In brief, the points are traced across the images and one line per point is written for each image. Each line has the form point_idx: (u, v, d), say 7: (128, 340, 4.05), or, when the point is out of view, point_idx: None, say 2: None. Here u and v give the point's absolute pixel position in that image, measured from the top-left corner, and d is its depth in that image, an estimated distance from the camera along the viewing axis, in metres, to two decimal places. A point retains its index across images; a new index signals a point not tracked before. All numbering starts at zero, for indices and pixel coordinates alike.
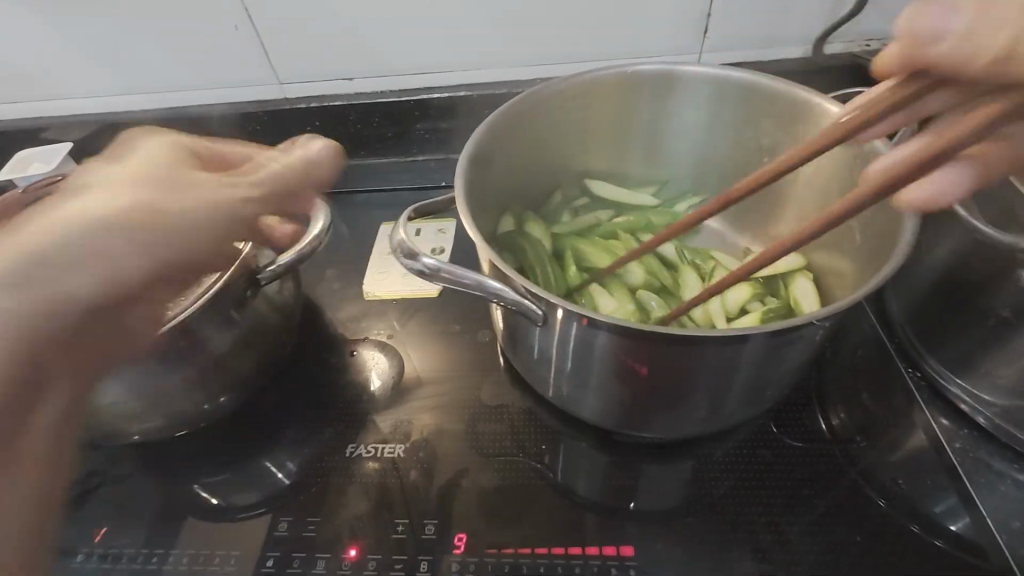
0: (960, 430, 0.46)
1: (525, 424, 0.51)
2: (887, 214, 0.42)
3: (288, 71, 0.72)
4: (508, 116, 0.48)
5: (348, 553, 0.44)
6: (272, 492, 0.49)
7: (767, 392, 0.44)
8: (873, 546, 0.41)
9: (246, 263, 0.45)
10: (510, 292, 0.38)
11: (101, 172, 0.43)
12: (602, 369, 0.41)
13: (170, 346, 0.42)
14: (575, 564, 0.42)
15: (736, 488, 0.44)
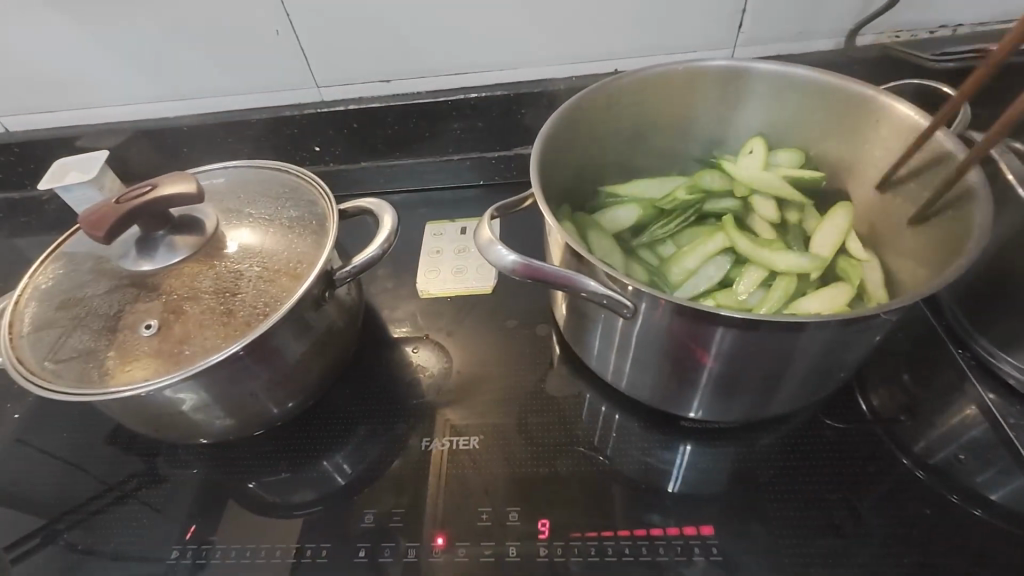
0: (1015, 406, 0.48)
1: (592, 414, 0.52)
2: (952, 201, 0.44)
3: (328, 74, 0.73)
4: (570, 115, 0.49)
5: (435, 541, 0.45)
6: (321, 491, 0.50)
7: (838, 375, 0.45)
8: (944, 518, 0.43)
9: (327, 266, 0.45)
10: (599, 286, 0.40)
11: (189, 179, 0.43)
12: (685, 357, 0.43)
13: (262, 345, 0.43)
14: (659, 545, 0.43)
15: (812, 469, 0.46)
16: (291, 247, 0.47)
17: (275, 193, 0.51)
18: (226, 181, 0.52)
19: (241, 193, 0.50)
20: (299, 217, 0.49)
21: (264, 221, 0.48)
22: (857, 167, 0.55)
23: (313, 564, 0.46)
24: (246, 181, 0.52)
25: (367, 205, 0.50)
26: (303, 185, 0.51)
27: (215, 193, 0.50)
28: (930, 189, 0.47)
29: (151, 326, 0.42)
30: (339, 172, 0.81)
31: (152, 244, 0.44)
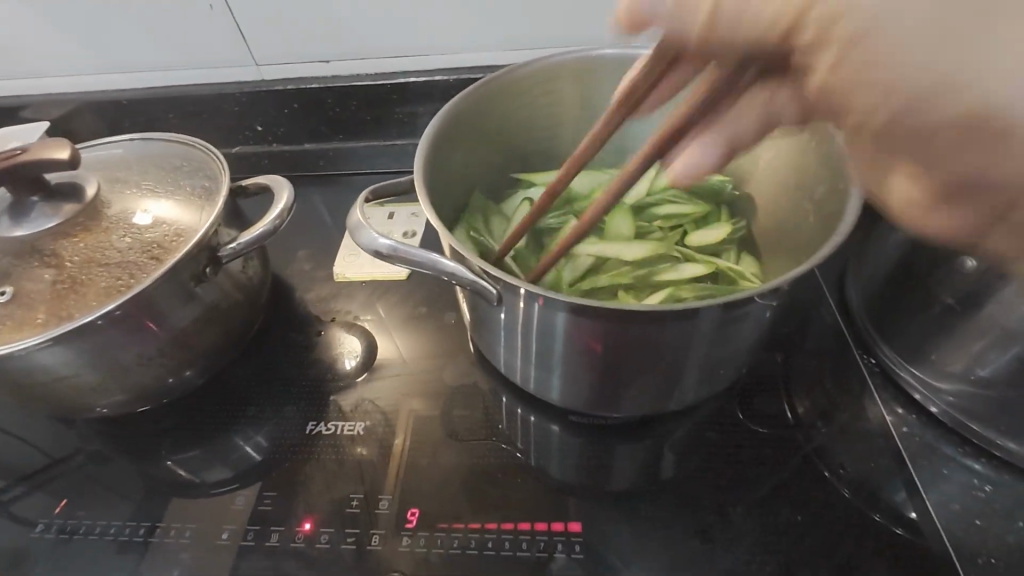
0: (911, 416, 0.47)
1: (486, 404, 0.52)
2: (836, 194, 0.43)
3: (265, 52, 0.72)
4: (469, 103, 0.49)
5: (302, 526, 0.45)
6: (236, 470, 0.49)
7: (723, 370, 0.44)
8: (813, 525, 0.41)
9: (208, 240, 0.45)
10: (465, 271, 0.39)
11: (63, 146, 0.42)
12: (556, 348, 0.42)
13: (127, 321, 0.42)
14: (522, 539, 0.42)
15: (690, 473, 0.45)
16: (178, 223, 0.46)
17: (174, 167, 0.50)
18: (125, 152, 0.51)
19: (137, 166, 0.50)
20: (196, 192, 0.48)
21: (153, 193, 0.48)
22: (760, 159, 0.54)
23: (180, 542, 0.45)
24: (145, 154, 0.51)
25: (264, 182, 0.50)
26: (204, 159, 0.50)
27: (111, 163, 0.50)
28: (820, 181, 0.46)
29: (8, 292, 0.41)
30: (282, 153, 0.81)
31: (24, 209, 0.43)
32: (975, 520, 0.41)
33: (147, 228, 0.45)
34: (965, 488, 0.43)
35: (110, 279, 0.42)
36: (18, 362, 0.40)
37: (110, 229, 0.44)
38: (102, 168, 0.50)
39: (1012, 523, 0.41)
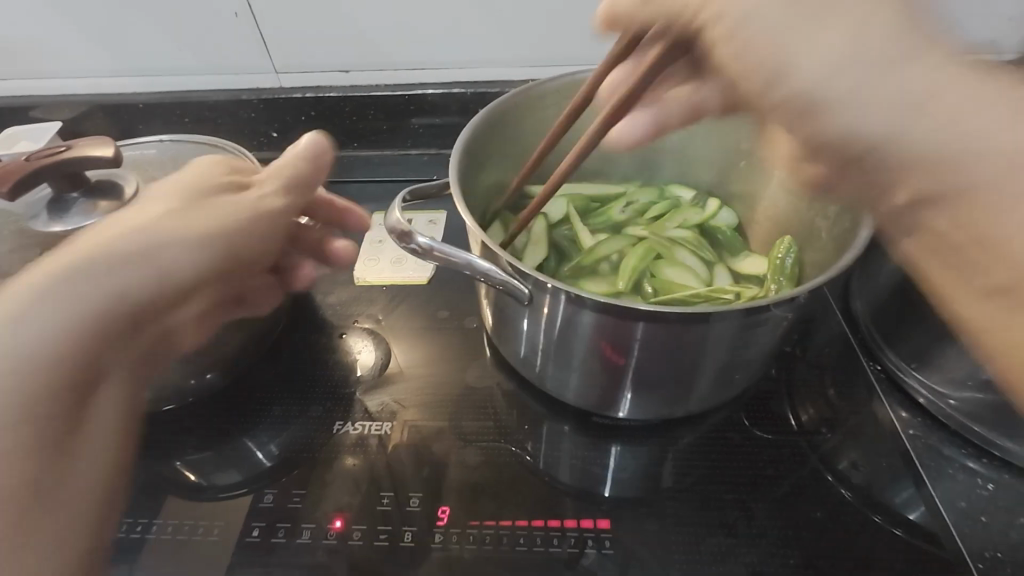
0: (916, 419, 0.49)
1: (509, 406, 0.53)
2: (850, 208, 0.46)
3: (286, 60, 0.73)
4: (498, 113, 0.53)
5: (332, 524, 0.45)
6: (247, 475, 0.49)
7: (738, 375, 0.46)
8: (832, 522, 0.44)
9: (244, 240, 0.45)
10: (499, 273, 0.41)
11: (107, 143, 0.43)
12: (586, 349, 0.44)
13: (162, 319, 0.42)
14: (553, 535, 0.44)
15: (709, 475, 0.47)
16: None
17: (205, 168, 0.51)
18: (158, 152, 0.52)
19: (170, 165, 0.51)
20: (226, 193, 0.49)
21: None
22: (771, 173, 0.58)
23: (207, 540, 0.45)
24: (177, 154, 0.52)
25: (297, 184, 0.50)
26: (236, 161, 0.51)
27: (145, 163, 0.51)
28: (833, 198, 0.49)
29: None
30: None
31: (65, 205, 0.44)
32: (980, 516, 0.44)
33: None
34: (969, 487, 0.45)
35: None
36: None
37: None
38: (135, 167, 0.50)
39: (1014, 519, 0.43)
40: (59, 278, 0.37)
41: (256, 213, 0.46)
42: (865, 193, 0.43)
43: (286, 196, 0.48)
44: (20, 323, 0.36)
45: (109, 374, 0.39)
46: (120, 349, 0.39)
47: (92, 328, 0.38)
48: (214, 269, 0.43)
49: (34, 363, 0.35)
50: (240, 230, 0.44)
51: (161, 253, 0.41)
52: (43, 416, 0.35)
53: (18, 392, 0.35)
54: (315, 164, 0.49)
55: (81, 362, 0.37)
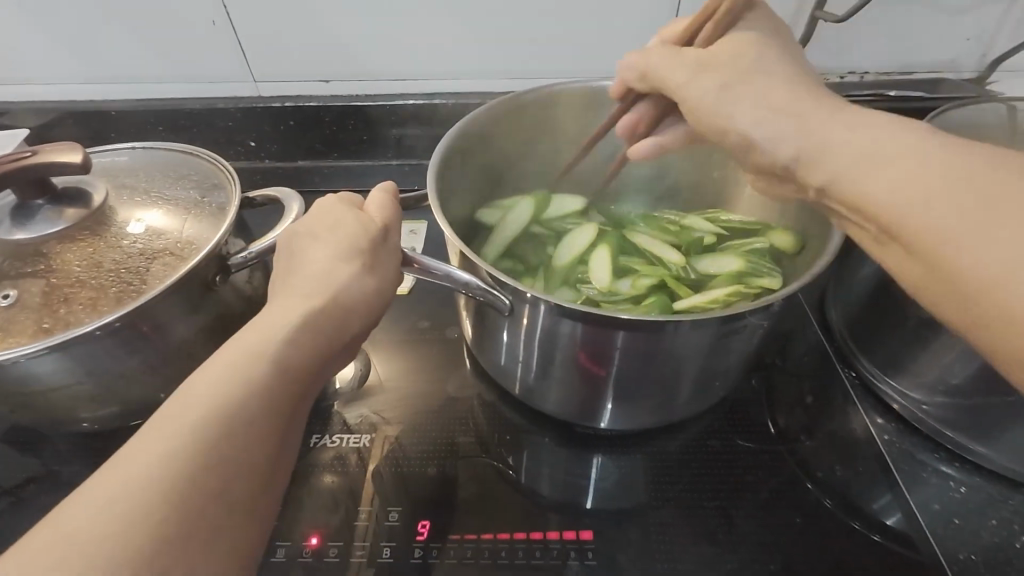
0: (890, 424, 0.50)
1: (491, 417, 0.52)
2: (820, 219, 0.47)
3: (264, 70, 0.72)
4: (476, 124, 0.53)
5: (308, 541, 0.44)
6: None
7: (717, 383, 0.47)
8: (813, 528, 0.44)
9: (219, 249, 0.44)
10: (478, 284, 0.40)
11: (75, 150, 0.42)
12: (566, 358, 0.44)
13: (130, 330, 0.40)
14: (536, 548, 0.43)
15: (691, 483, 0.47)
16: (183, 232, 0.45)
17: (179, 176, 0.50)
18: (130, 160, 0.51)
19: (142, 172, 0.50)
20: (200, 201, 0.48)
21: (162, 200, 0.47)
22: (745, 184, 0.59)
23: None
24: (150, 161, 0.51)
25: (274, 193, 0.49)
26: (211, 170, 0.50)
27: (115, 170, 0.50)
28: (804, 209, 0.51)
29: (11, 297, 0.40)
30: (275, 169, 0.81)
31: (30, 213, 0.42)
32: (953, 519, 0.45)
33: (150, 236, 0.45)
34: (943, 491, 0.46)
35: (117, 285, 0.41)
36: (11, 369, 0.38)
37: (119, 235, 0.44)
38: (106, 175, 0.49)
39: (986, 521, 0.44)
40: (220, 361, 0.31)
41: (313, 281, 0.37)
42: (834, 204, 0.45)
43: (369, 273, 0.39)
44: (175, 421, 0.28)
45: (280, 467, 0.31)
46: (264, 453, 0.30)
47: (239, 424, 0.29)
48: (340, 344, 0.36)
49: (165, 467, 0.27)
50: (374, 305, 0.39)
51: (307, 329, 0.34)
52: (192, 527, 0.27)
53: (147, 503, 0.26)
54: (357, 218, 0.41)
55: (235, 482, 0.28)
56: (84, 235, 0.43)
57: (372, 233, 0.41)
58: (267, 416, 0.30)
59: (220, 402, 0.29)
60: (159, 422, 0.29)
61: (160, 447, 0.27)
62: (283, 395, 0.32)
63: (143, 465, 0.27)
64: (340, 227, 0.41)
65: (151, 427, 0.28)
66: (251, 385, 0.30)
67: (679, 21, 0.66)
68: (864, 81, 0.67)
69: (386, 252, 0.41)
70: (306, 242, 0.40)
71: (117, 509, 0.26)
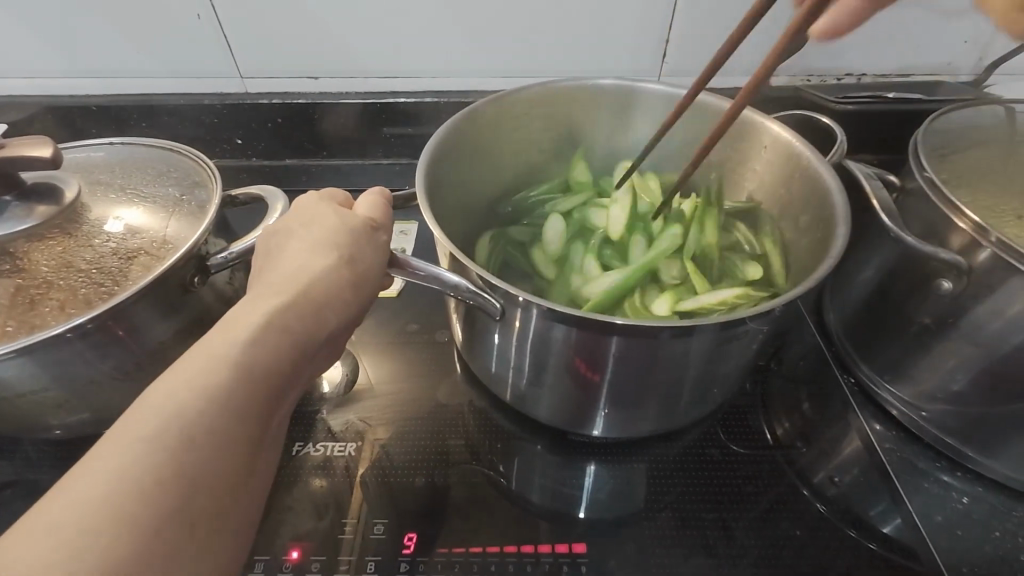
0: (890, 432, 0.49)
1: (481, 424, 0.51)
2: (821, 222, 0.46)
3: (251, 65, 0.70)
4: (468, 121, 0.52)
5: (289, 555, 0.42)
6: None
7: (714, 390, 0.45)
8: (810, 540, 0.43)
9: (197, 249, 0.42)
10: (469, 286, 0.39)
11: (45, 144, 0.40)
12: (559, 364, 0.42)
13: (102, 332, 0.38)
14: (527, 561, 0.41)
15: (686, 493, 0.46)
16: (160, 230, 0.43)
17: (158, 173, 0.48)
18: (106, 155, 0.49)
19: (119, 169, 0.48)
20: (179, 199, 0.46)
21: (139, 198, 0.45)
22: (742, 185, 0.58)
23: None
24: (127, 157, 0.49)
25: (258, 192, 0.47)
26: (192, 166, 0.49)
27: (91, 166, 0.48)
28: (804, 211, 0.50)
29: None
30: (262, 167, 0.79)
31: None
32: (956, 530, 0.43)
33: (125, 235, 0.43)
34: (945, 501, 0.45)
35: (88, 286, 0.39)
36: None
37: (92, 233, 0.42)
38: (80, 171, 0.47)
39: (989, 533, 0.43)
40: (183, 365, 0.29)
41: (288, 278, 0.35)
42: (835, 207, 0.44)
43: (347, 267, 0.37)
44: (132, 432, 0.27)
45: (251, 477, 0.29)
46: (231, 463, 0.28)
47: (201, 433, 0.27)
48: (314, 344, 0.34)
49: (127, 483, 0.25)
50: (351, 302, 0.37)
51: (276, 329, 0.32)
52: (151, 545, 0.25)
53: (101, 521, 0.24)
54: (337, 213, 0.40)
55: (200, 495, 0.27)
56: (54, 234, 0.41)
57: (358, 233, 0.39)
58: (236, 425, 0.29)
59: (186, 409, 0.28)
60: (122, 428, 0.27)
61: (117, 460, 0.26)
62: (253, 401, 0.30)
63: (102, 481, 0.25)
64: (324, 225, 0.39)
65: (107, 438, 0.27)
66: (218, 391, 0.29)
67: (676, 20, 0.65)
68: (861, 82, 0.67)
69: (371, 251, 0.39)
70: (289, 243, 0.38)
71: (69, 529, 0.24)
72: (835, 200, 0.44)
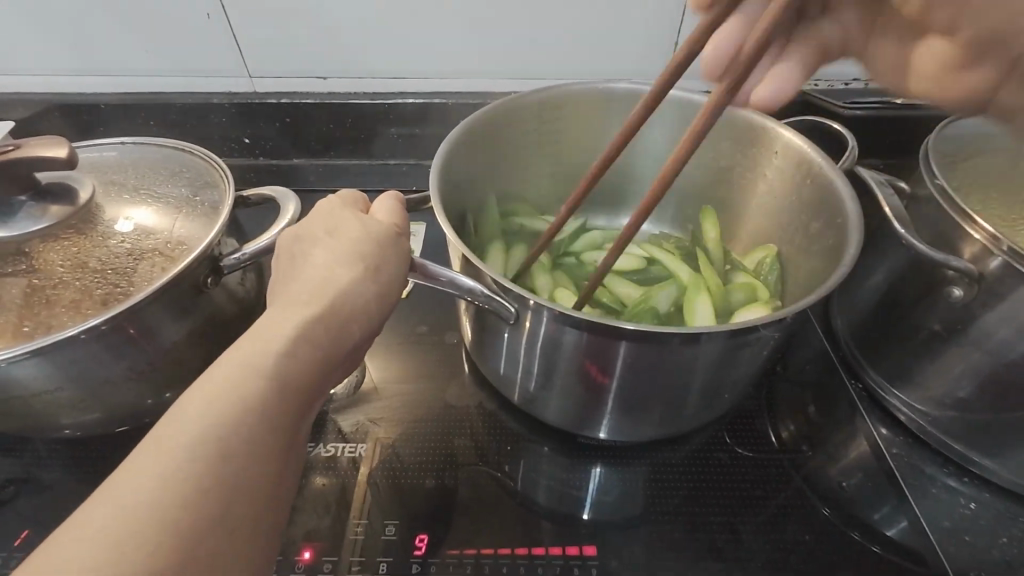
0: (897, 437, 0.49)
1: (491, 426, 0.51)
2: (833, 229, 0.46)
3: (260, 65, 0.70)
4: (480, 124, 0.52)
5: (301, 555, 0.42)
6: None
7: (724, 395, 0.45)
8: (824, 546, 0.43)
9: (210, 250, 0.42)
10: (483, 290, 0.39)
11: (60, 144, 0.40)
12: (569, 368, 0.42)
13: (117, 333, 0.38)
14: (538, 564, 0.42)
15: (698, 497, 0.46)
16: (173, 231, 0.43)
17: (169, 173, 0.48)
18: (119, 155, 0.49)
19: (131, 168, 0.48)
20: (192, 200, 0.46)
21: (152, 198, 0.46)
22: (749, 190, 0.59)
23: None
24: (139, 157, 0.49)
25: (270, 192, 0.47)
26: (204, 167, 0.49)
27: (103, 166, 0.48)
28: (815, 217, 0.50)
29: None
30: (269, 166, 0.79)
31: (10, 208, 0.40)
32: (964, 536, 0.44)
33: (139, 235, 0.43)
34: (952, 507, 0.45)
35: (103, 287, 0.39)
36: None
37: (106, 234, 0.42)
38: (93, 170, 0.47)
39: (996, 539, 0.44)
40: (216, 377, 0.30)
41: (311, 285, 0.36)
42: (847, 214, 0.44)
43: (371, 277, 0.37)
44: (170, 444, 0.27)
45: (282, 487, 0.30)
46: (265, 474, 0.28)
47: (238, 446, 0.28)
48: (340, 352, 0.35)
49: (168, 490, 0.25)
50: (375, 312, 0.37)
51: (306, 341, 0.32)
52: (192, 552, 0.25)
53: (141, 532, 0.24)
54: (354, 216, 0.40)
55: (236, 506, 0.27)
56: (67, 234, 0.41)
57: (375, 237, 0.39)
58: (269, 434, 0.29)
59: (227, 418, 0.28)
60: (165, 435, 0.27)
61: (155, 472, 0.26)
62: (286, 410, 0.30)
63: (142, 487, 0.25)
64: (339, 229, 0.39)
65: (144, 449, 0.27)
66: (256, 401, 0.29)
67: (684, 25, 0.66)
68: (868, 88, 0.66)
69: (389, 255, 0.39)
70: (304, 249, 0.38)
71: (109, 539, 0.24)
72: (848, 207, 0.44)
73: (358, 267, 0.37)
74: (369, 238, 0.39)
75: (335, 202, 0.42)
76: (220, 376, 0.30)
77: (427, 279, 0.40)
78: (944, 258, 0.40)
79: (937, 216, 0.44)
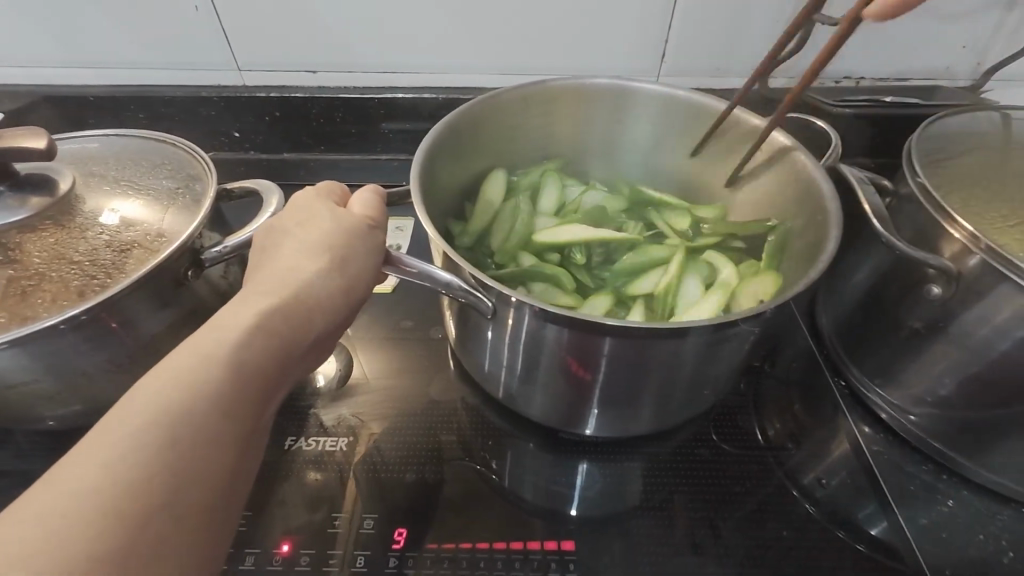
0: (878, 435, 0.50)
1: (475, 422, 0.51)
2: (815, 225, 0.46)
3: (250, 59, 0.70)
4: (465, 117, 0.52)
5: (280, 548, 0.42)
6: None
7: (705, 391, 0.45)
8: (795, 540, 0.43)
9: (191, 243, 0.42)
10: (462, 285, 0.39)
11: (40, 135, 0.40)
12: (551, 364, 0.42)
13: (95, 324, 0.38)
14: (514, 559, 0.42)
15: (677, 493, 0.46)
16: (152, 224, 0.43)
17: (152, 165, 0.48)
18: (102, 147, 0.49)
19: (114, 161, 0.48)
20: (175, 193, 0.46)
21: (134, 190, 0.45)
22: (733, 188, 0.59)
23: None
24: (123, 150, 0.49)
25: (253, 186, 0.47)
26: (188, 160, 0.48)
27: (86, 158, 0.48)
28: (799, 214, 0.50)
29: None
30: (259, 161, 0.78)
31: None
32: (942, 533, 0.44)
33: (119, 228, 0.43)
34: (931, 505, 0.46)
35: (82, 279, 0.39)
36: None
37: (86, 226, 0.42)
38: (75, 162, 0.47)
39: (972, 536, 0.44)
40: (168, 365, 0.30)
41: (283, 277, 0.36)
42: (829, 209, 0.44)
43: (336, 268, 0.37)
44: (118, 427, 0.27)
45: (241, 470, 0.30)
46: (221, 461, 0.28)
47: (185, 428, 0.28)
48: (304, 343, 0.34)
49: (116, 475, 0.25)
50: (340, 306, 0.37)
51: (263, 327, 0.32)
52: (142, 535, 0.25)
53: (82, 516, 0.24)
54: (337, 213, 0.40)
55: (186, 491, 0.27)
56: (45, 226, 0.41)
57: (353, 232, 0.39)
58: (222, 421, 0.29)
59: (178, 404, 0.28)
60: (114, 419, 0.27)
61: (103, 455, 0.26)
62: (242, 399, 0.30)
63: (90, 471, 0.25)
64: (317, 223, 0.39)
65: (91, 433, 0.27)
66: (209, 389, 0.29)
67: (675, 22, 0.65)
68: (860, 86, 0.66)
69: (364, 250, 0.39)
70: (284, 244, 0.38)
71: (55, 520, 0.24)
72: (830, 205, 0.44)
73: (333, 263, 0.37)
74: (346, 233, 0.39)
75: (319, 197, 0.42)
76: (172, 362, 0.30)
77: (402, 273, 0.40)
78: (924, 256, 0.40)
79: (919, 215, 0.44)
